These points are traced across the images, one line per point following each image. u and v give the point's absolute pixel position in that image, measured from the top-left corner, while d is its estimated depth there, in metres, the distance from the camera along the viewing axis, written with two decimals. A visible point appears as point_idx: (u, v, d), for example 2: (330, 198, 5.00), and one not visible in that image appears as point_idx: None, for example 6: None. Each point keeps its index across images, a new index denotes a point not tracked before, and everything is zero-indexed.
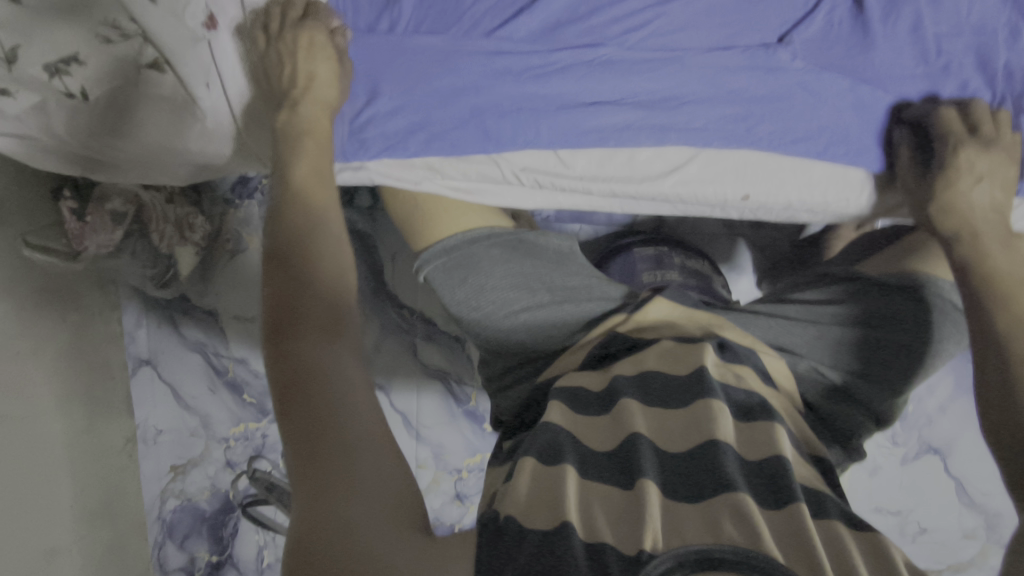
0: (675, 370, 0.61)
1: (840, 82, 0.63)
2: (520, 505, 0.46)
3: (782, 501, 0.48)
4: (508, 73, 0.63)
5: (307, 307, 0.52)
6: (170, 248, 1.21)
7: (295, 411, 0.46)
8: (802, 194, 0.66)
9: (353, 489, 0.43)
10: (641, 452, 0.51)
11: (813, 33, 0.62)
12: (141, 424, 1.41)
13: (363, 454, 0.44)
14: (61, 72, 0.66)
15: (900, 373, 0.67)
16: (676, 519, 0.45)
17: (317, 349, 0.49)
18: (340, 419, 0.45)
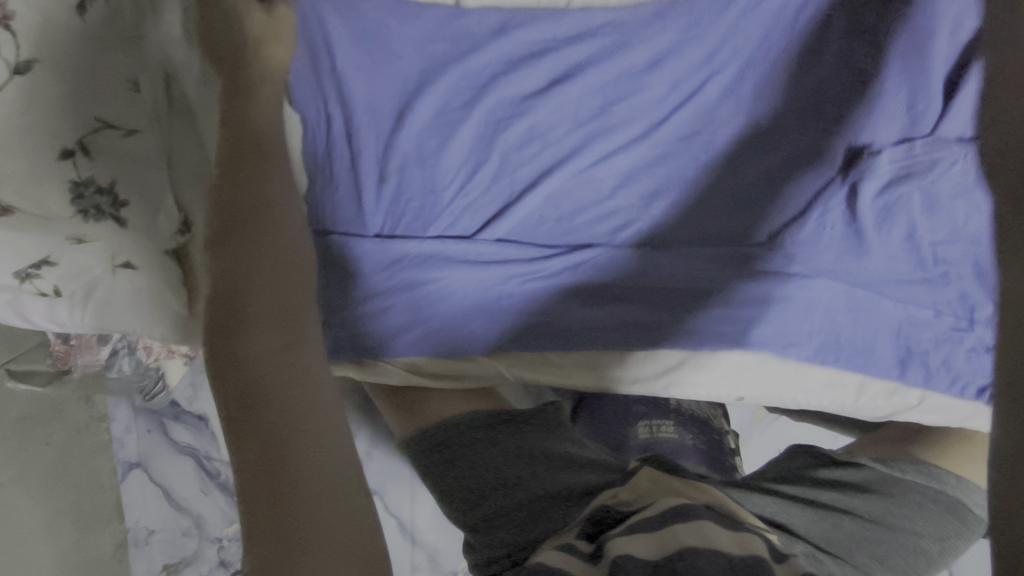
0: (653, 513, 0.56)
1: (834, 285, 0.61)
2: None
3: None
4: (495, 271, 0.61)
5: (256, 284, 0.42)
6: (157, 362, 1.19)
7: (248, 428, 0.38)
8: (797, 398, 0.61)
9: (322, 533, 0.36)
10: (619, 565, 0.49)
11: (805, 235, 0.62)
12: (131, 527, 1.25)
13: (328, 486, 0.37)
14: (31, 276, 0.65)
15: (906, 569, 0.61)
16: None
17: (280, 342, 0.41)
18: (302, 440, 0.38)
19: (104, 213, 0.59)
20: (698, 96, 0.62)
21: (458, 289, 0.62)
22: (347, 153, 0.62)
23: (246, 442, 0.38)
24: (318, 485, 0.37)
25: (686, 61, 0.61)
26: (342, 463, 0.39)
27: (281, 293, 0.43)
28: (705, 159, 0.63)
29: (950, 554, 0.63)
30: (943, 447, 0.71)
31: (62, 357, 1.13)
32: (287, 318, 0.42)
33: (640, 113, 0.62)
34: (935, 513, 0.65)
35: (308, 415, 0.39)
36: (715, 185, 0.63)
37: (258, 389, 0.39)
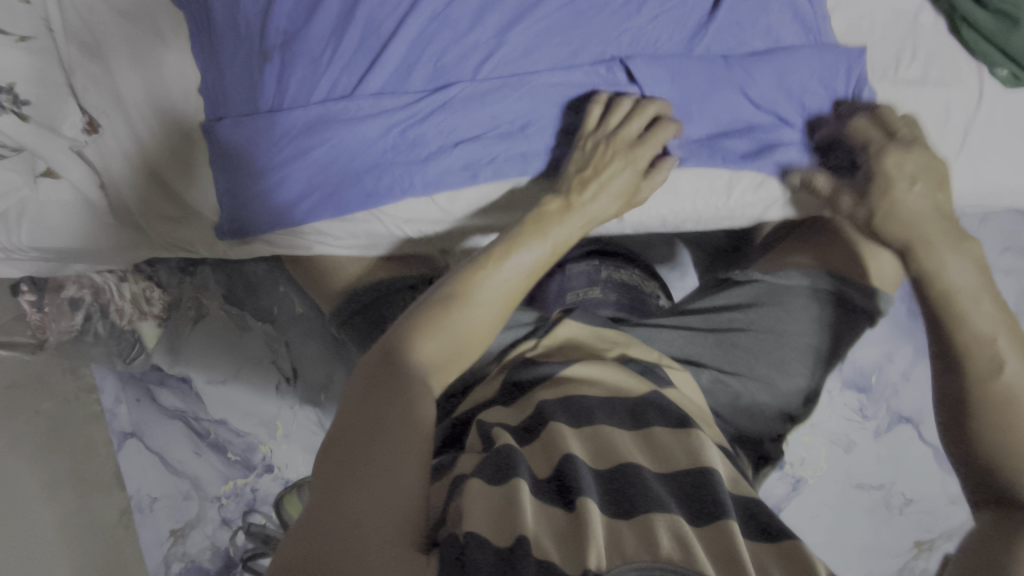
0: (592, 389, 0.60)
1: (682, 84, 0.62)
2: (481, 524, 0.45)
3: (714, 514, 0.48)
4: (372, 124, 0.65)
5: (473, 315, 0.55)
6: (132, 322, 1.25)
7: (359, 435, 0.47)
8: (674, 208, 0.66)
9: (364, 517, 0.43)
10: (580, 473, 0.49)
11: (647, 38, 0.62)
12: (134, 494, 1.30)
13: (396, 494, 0.45)
14: None
15: (800, 371, 0.69)
16: (615, 541, 0.44)
17: (411, 389, 0.51)
18: (400, 451, 0.47)
19: (6, 108, 0.66)
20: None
21: (345, 148, 0.66)
22: (227, 37, 0.66)
23: (347, 431, 0.48)
24: (386, 495, 0.45)
25: None
26: (401, 491, 0.46)
27: (471, 327, 0.55)
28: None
29: (838, 344, 0.70)
30: (845, 249, 0.74)
31: (38, 325, 1.21)
32: (449, 355, 0.54)
33: None
34: (826, 310, 0.70)
35: (401, 439, 0.48)
36: (558, 6, 0.62)
37: (400, 396, 0.50)
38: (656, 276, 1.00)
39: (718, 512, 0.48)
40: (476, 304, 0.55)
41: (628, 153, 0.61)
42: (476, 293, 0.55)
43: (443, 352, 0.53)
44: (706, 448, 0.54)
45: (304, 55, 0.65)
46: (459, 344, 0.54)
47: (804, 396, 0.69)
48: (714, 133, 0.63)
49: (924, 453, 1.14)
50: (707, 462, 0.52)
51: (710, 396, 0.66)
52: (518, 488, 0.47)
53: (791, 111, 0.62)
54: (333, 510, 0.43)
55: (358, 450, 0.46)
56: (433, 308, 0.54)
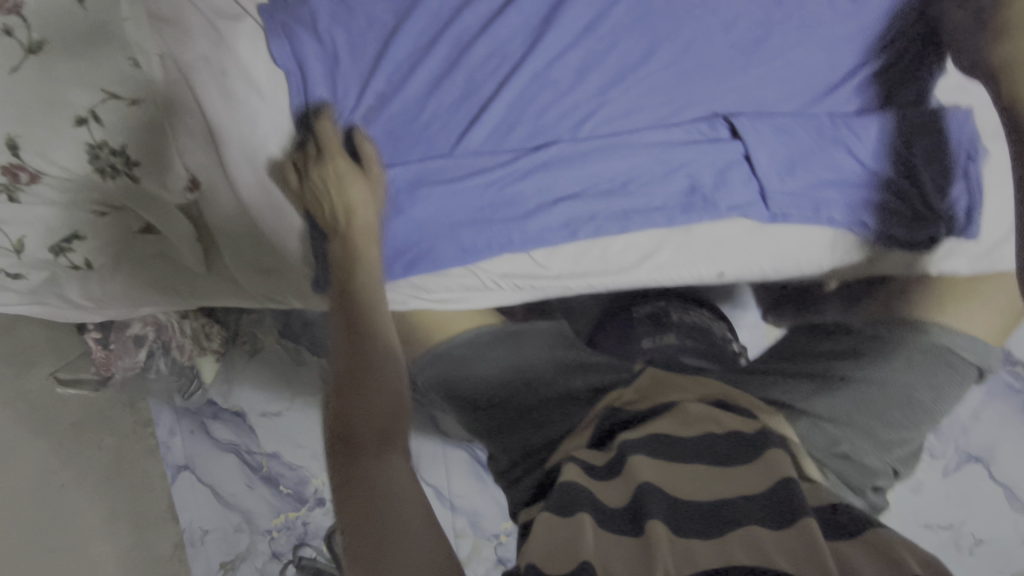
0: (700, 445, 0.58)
1: (787, 141, 0.61)
2: (540, 554, 0.46)
3: (789, 517, 0.46)
4: (470, 181, 0.66)
5: (380, 390, 0.53)
6: (191, 359, 1.25)
7: (357, 528, 0.42)
8: (777, 265, 0.64)
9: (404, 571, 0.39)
10: (654, 499, 0.49)
11: (749, 93, 0.63)
12: (186, 528, 1.26)
13: (423, 544, 0.41)
14: (64, 250, 0.71)
15: (905, 423, 0.67)
16: (688, 556, 0.44)
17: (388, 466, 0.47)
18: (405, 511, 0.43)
19: (120, 171, 0.65)
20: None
21: (443, 205, 0.67)
22: (328, 93, 0.67)
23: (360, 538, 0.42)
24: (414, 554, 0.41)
25: None
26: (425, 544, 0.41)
27: (387, 392, 0.53)
28: (650, 44, 0.63)
29: (944, 400, 0.68)
30: (938, 298, 0.74)
31: (103, 360, 1.19)
32: (387, 423, 0.51)
33: (580, 7, 0.64)
34: (926, 359, 0.69)
35: (396, 504, 0.44)
36: (658, 69, 0.63)
37: (367, 488, 0.45)
38: (724, 318, 0.98)
39: (793, 515, 0.46)
40: (376, 373, 0.53)
41: (369, 177, 0.64)
42: (373, 371, 0.53)
43: (382, 427, 0.50)
44: (780, 461, 0.52)
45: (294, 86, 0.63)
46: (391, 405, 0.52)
47: (906, 452, 0.66)
48: (830, 183, 0.61)
49: (996, 494, 1.11)
50: (781, 472, 0.50)
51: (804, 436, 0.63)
52: (582, 525, 0.47)
53: (898, 169, 0.61)
54: None
55: (377, 544, 0.41)
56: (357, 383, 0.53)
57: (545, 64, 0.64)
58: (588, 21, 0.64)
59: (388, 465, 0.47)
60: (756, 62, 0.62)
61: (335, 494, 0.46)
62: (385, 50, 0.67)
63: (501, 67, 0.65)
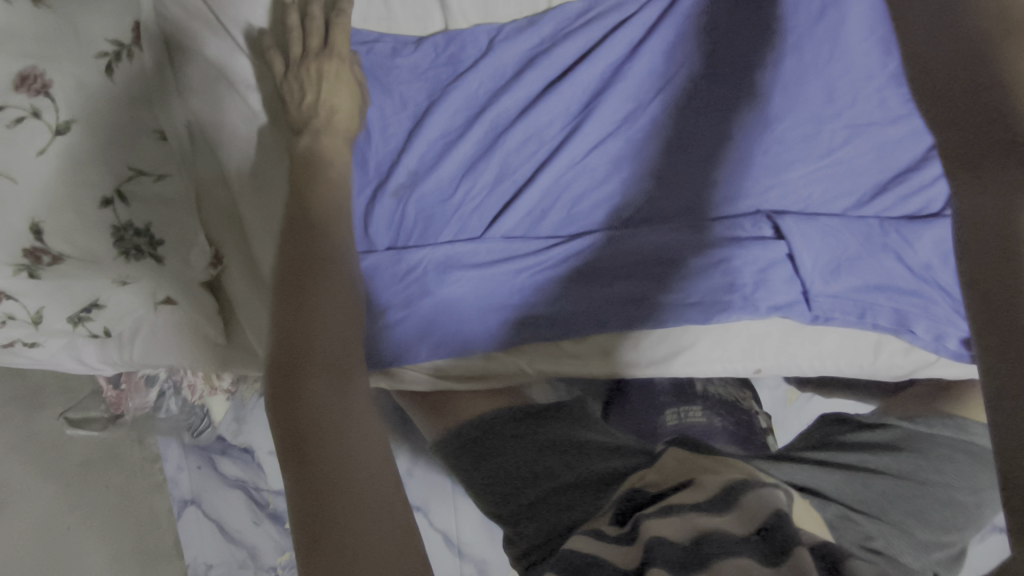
0: None
1: (831, 242, 0.60)
2: None
3: (785, 551, 0.40)
4: (502, 267, 0.64)
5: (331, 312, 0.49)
6: (201, 399, 1.20)
7: (308, 482, 0.40)
8: (820, 365, 0.62)
9: (366, 543, 0.37)
10: (652, 550, 0.43)
11: (790, 192, 0.62)
12: (190, 563, 1.24)
13: (388, 512, 0.39)
14: (83, 320, 0.69)
15: (946, 525, 0.63)
16: None
17: (341, 416, 0.44)
18: (362, 471, 0.41)
19: (144, 252, 0.63)
20: (676, 81, 0.64)
21: (473, 290, 0.65)
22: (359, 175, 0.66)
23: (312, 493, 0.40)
24: (373, 524, 0.38)
25: (661, 47, 0.64)
26: (384, 512, 0.39)
27: (342, 326, 0.49)
28: (691, 138, 0.63)
29: (986, 506, 0.66)
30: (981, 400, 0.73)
31: (114, 400, 1.17)
32: (341, 354, 0.47)
33: (621, 99, 0.63)
34: (967, 463, 0.68)
35: (353, 461, 0.41)
36: (698, 164, 0.63)
37: (317, 439, 0.42)
38: (750, 385, 0.96)
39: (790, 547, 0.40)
40: (327, 308, 0.49)
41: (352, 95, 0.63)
42: (324, 309, 0.49)
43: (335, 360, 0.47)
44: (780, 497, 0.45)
45: (321, 141, 0.61)
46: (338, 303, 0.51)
47: (946, 555, 0.62)
48: (877, 287, 0.59)
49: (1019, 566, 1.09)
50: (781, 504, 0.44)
51: (838, 530, 0.59)
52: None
53: (950, 277, 0.59)
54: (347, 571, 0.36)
55: (330, 503, 0.39)
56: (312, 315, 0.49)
57: (583, 153, 0.64)
58: (628, 112, 0.64)
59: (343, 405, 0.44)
60: (800, 161, 0.62)
61: (279, 444, 0.43)
62: (420, 130, 0.66)
63: (539, 155, 0.65)
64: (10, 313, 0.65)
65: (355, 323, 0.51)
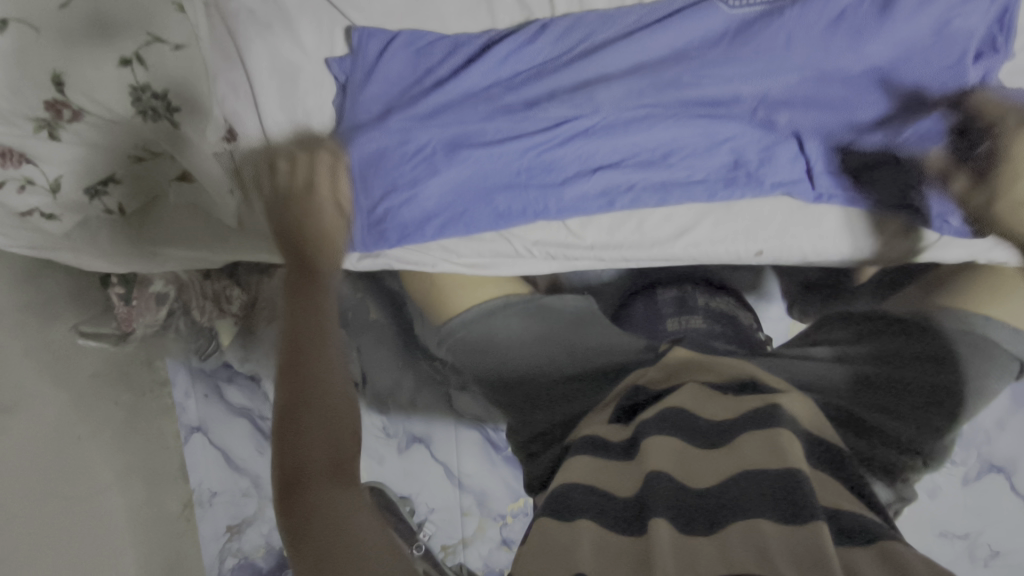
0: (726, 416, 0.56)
1: (832, 120, 0.61)
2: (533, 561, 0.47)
3: (792, 514, 0.45)
4: (508, 144, 0.65)
5: (314, 427, 0.49)
6: (211, 320, 1.24)
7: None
8: (816, 245, 0.64)
9: None
10: (658, 491, 0.49)
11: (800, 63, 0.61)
12: (195, 488, 1.32)
13: None
14: (100, 193, 0.71)
15: (945, 413, 0.66)
16: (690, 556, 0.44)
17: (319, 475, 0.47)
18: (341, 515, 0.45)
19: (161, 114, 0.64)
20: None
21: (479, 168, 0.66)
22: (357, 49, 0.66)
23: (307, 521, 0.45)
24: (363, 546, 0.43)
25: None
26: (366, 544, 0.44)
27: (332, 427, 0.50)
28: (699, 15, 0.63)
29: (982, 392, 0.68)
30: (986, 296, 0.72)
31: (125, 317, 1.19)
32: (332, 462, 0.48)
33: None
34: (968, 349, 0.68)
35: (336, 496, 0.46)
36: (705, 50, 0.63)
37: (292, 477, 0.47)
38: (750, 307, 0.98)
39: (802, 516, 0.45)
40: (313, 417, 0.50)
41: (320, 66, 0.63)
42: (305, 419, 0.50)
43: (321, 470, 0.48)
44: (778, 443, 0.51)
45: None
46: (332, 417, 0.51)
47: (940, 442, 0.65)
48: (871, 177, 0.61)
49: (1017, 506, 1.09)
50: (788, 465, 0.49)
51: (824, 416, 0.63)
52: (581, 528, 0.47)
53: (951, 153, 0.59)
54: None
55: (312, 534, 0.44)
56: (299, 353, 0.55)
57: (581, 36, 0.66)
58: None
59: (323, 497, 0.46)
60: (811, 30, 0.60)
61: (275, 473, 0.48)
62: None
63: (540, 41, 0.67)
64: (29, 178, 0.67)
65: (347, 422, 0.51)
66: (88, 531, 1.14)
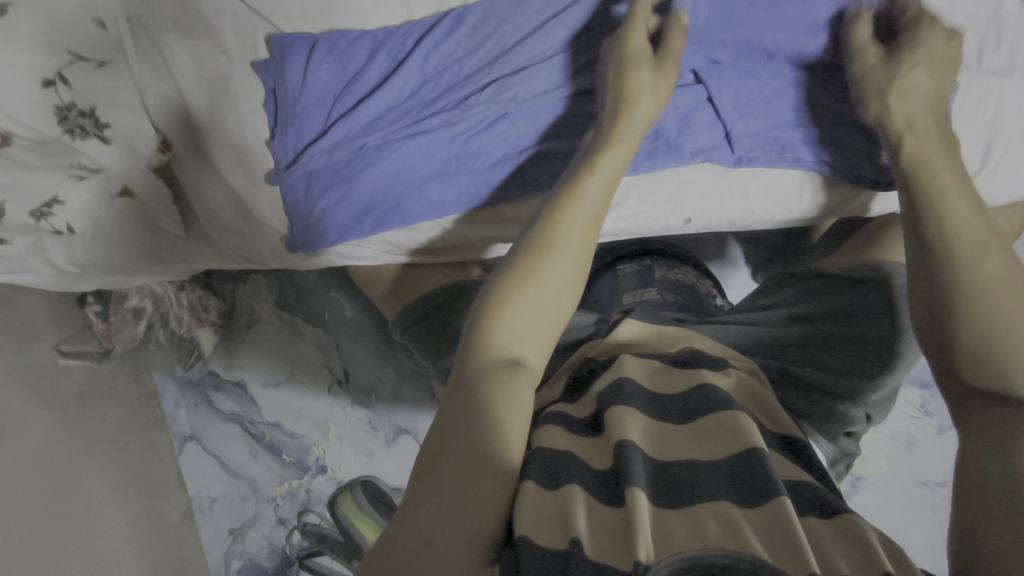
0: (672, 391, 0.57)
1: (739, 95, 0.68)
2: (529, 525, 0.43)
3: (766, 496, 0.45)
4: (434, 135, 0.67)
5: (515, 325, 0.52)
6: (189, 330, 1.23)
7: (419, 489, 0.45)
8: (743, 209, 0.71)
9: (438, 533, 0.42)
10: (632, 461, 0.47)
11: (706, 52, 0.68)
12: (194, 496, 1.25)
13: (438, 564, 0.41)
14: (45, 215, 0.72)
15: (881, 363, 0.66)
16: (665, 532, 0.43)
17: (489, 381, 0.50)
18: (467, 444, 0.46)
19: (89, 132, 0.65)
20: None
21: (408, 158, 0.67)
22: (280, 53, 0.68)
23: (443, 432, 0.47)
24: (468, 487, 0.44)
25: None
26: (474, 498, 0.44)
27: (521, 334, 0.52)
28: None
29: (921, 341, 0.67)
30: None
31: (104, 334, 1.21)
32: (506, 370, 0.51)
33: None
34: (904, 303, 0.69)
35: (482, 415, 0.48)
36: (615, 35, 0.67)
37: (463, 378, 0.50)
38: (710, 277, 0.99)
39: (768, 492, 0.45)
40: (533, 306, 0.53)
41: (294, 81, 0.68)
42: (527, 306, 0.53)
43: (500, 372, 0.50)
44: (748, 428, 0.50)
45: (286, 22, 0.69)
46: (533, 319, 0.53)
47: (881, 391, 0.65)
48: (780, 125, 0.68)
49: None
50: (753, 442, 0.49)
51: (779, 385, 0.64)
52: (572, 495, 0.45)
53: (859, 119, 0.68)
54: (423, 504, 0.44)
55: (442, 449, 0.46)
56: (546, 226, 0.56)
57: (494, 24, 0.66)
58: None
59: (472, 410, 0.48)
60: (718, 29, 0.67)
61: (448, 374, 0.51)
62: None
63: (455, 31, 0.67)
64: None
65: (534, 329, 0.53)
66: (92, 544, 1.12)
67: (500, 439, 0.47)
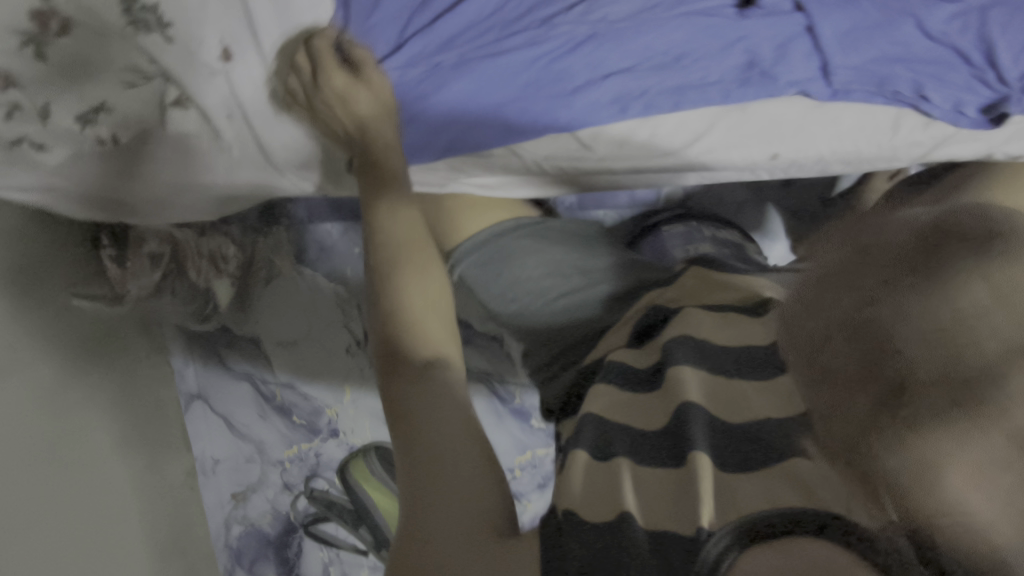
0: None
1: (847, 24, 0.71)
2: (582, 498, 0.53)
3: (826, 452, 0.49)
4: (518, 55, 0.65)
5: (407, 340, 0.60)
6: (207, 282, 1.12)
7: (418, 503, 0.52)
8: (832, 144, 0.75)
9: (442, 517, 0.51)
10: (690, 427, 0.54)
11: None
12: (198, 457, 1.26)
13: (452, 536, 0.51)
14: (90, 121, 0.67)
15: None
16: (729, 494, 0.50)
17: (412, 392, 0.57)
18: (446, 451, 0.54)
19: (152, 27, 0.63)
20: None
21: (489, 79, 0.65)
22: None
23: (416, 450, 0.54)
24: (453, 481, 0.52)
25: None
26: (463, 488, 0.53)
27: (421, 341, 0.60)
28: None
29: None
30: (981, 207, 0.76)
31: (118, 278, 1.03)
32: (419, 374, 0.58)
33: None
34: None
35: (428, 418, 0.55)
36: None
37: (396, 404, 0.57)
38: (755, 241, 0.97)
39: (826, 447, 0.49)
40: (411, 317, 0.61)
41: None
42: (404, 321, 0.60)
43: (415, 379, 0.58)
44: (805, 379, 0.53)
45: None
46: (422, 327, 0.61)
47: None
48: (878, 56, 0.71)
49: None
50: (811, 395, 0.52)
51: None
52: (619, 468, 0.54)
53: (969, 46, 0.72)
54: (424, 510, 0.52)
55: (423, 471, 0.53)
56: (382, 251, 0.63)
57: None
58: None
59: (419, 418, 0.55)
60: None
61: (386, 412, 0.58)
62: None
63: None
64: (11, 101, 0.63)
65: (425, 331, 0.61)
66: (94, 506, 1.02)
67: (449, 428, 0.55)
